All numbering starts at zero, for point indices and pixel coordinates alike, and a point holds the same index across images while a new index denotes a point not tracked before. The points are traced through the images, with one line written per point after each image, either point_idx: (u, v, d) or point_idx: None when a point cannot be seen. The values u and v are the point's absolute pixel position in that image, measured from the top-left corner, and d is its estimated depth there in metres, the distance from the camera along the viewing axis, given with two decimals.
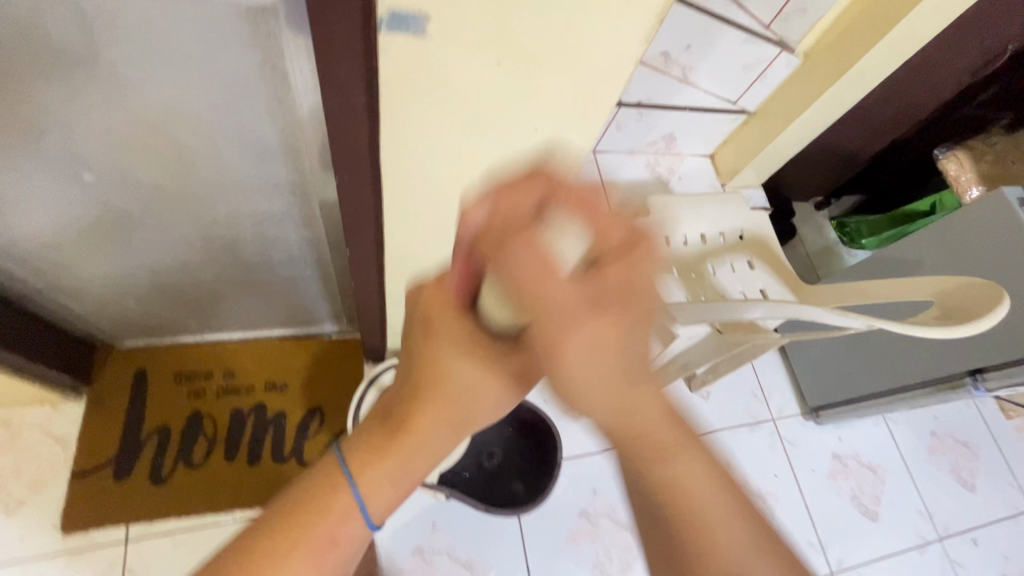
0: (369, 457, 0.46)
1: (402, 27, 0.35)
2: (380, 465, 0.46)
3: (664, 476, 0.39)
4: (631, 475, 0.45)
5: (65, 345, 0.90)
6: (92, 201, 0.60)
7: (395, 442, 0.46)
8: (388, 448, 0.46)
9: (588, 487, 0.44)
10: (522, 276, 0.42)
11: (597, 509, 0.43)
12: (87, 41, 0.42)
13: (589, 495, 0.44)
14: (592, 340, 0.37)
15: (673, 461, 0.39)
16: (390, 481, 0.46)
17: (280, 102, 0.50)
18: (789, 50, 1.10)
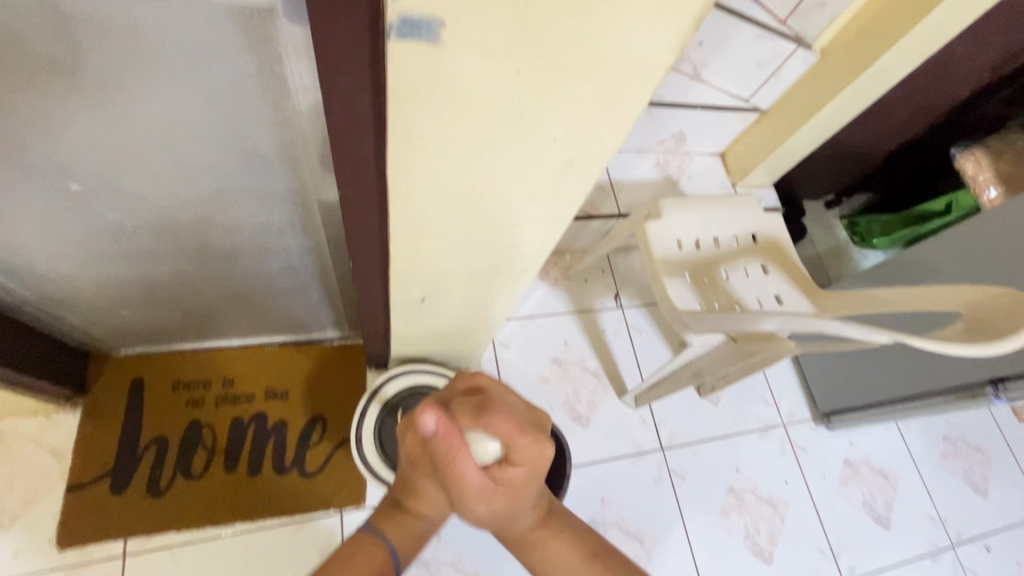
0: (387, 530, 0.55)
1: (414, 34, 0.31)
2: (400, 534, 0.55)
3: (546, 557, 0.58)
4: (574, 546, 0.59)
5: (58, 355, 0.87)
6: (80, 211, 0.57)
7: (398, 532, 0.55)
8: (395, 525, 0.56)
9: (539, 560, 0.58)
10: (504, 434, 0.50)
11: (546, 569, 0.58)
12: (67, 46, 0.39)
13: (542, 564, 0.58)
14: (491, 504, 0.52)
15: (548, 546, 0.58)
16: (407, 540, 0.55)
17: (279, 109, 0.47)
18: (806, 46, 1.06)
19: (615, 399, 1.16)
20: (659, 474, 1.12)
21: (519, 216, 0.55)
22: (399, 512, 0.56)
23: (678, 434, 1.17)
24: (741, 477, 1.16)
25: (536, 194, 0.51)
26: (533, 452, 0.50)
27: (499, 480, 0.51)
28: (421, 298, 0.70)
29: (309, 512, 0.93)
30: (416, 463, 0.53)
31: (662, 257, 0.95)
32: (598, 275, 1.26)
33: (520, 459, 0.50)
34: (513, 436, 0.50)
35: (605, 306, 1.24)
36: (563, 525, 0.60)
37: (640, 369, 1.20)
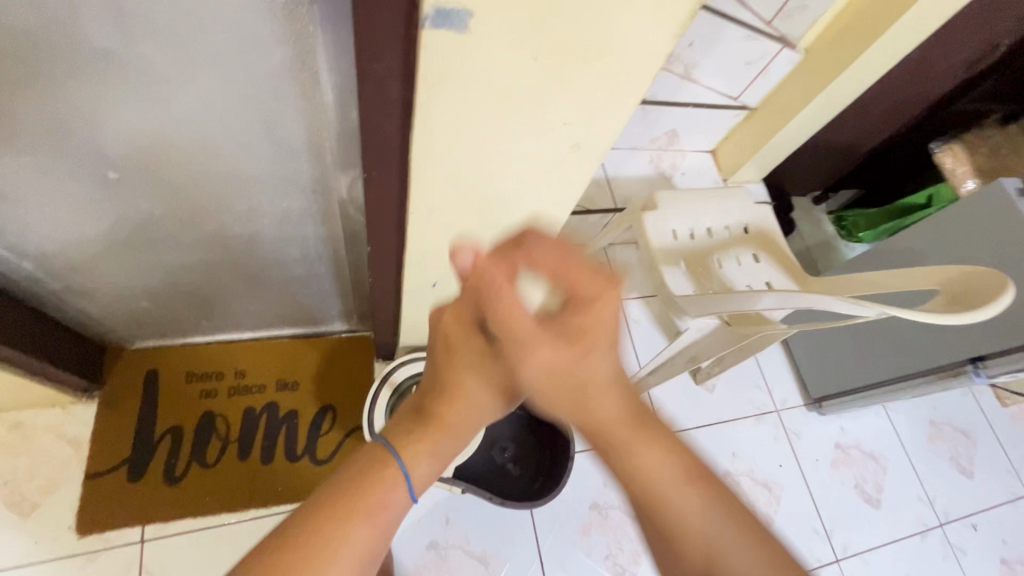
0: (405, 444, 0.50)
1: (446, 23, 0.36)
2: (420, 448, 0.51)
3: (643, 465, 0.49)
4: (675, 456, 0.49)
5: (77, 347, 0.89)
6: (114, 199, 0.60)
7: (417, 446, 0.50)
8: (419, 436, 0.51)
9: (627, 466, 0.50)
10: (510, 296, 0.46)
11: (637, 482, 0.49)
12: (121, 39, 0.42)
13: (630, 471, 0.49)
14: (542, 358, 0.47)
15: (679, 498, 0.48)
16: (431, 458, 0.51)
17: (308, 98, 0.51)
18: (790, 46, 1.12)
19: None
20: None
21: (528, 199, 0.59)
22: (427, 424, 0.52)
23: (675, 419, 1.21)
24: (737, 460, 1.20)
25: (547, 177, 0.55)
26: (600, 285, 0.47)
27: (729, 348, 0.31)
28: (432, 283, 0.74)
29: None
30: (460, 353, 0.52)
31: (659, 247, 1.00)
32: None
33: (587, 294, 0.47)
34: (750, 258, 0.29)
35: None
36: (663, 429, 0.50)
37: (638, 358, 1.24)
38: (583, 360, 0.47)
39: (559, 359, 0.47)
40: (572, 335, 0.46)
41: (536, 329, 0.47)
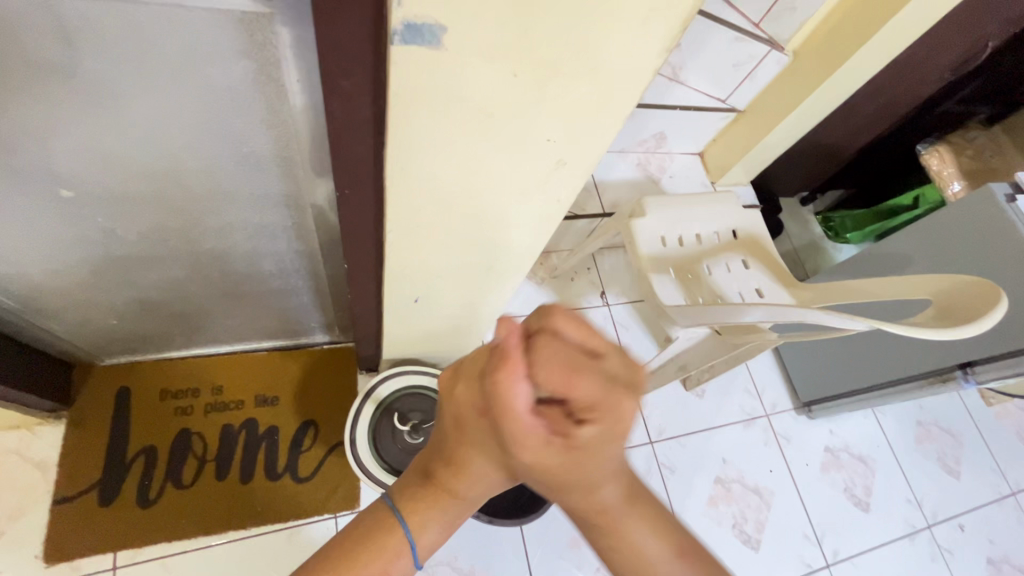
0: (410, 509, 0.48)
1: (417, 39, 0.33)
2: (428, 511, 0.48)
3: (615, 539, 0.46)
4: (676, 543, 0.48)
5: (42, 366, 0.85)
6: (70, 217, 0.57)
7: (421, 507, 0.48)
8: (422, 499, 0.48)
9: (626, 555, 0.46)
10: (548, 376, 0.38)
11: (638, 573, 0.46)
12: (65, 51, 0.39)
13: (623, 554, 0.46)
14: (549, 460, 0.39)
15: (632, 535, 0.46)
16: (438, 521, 0.48)
17: (275, 111, 0.48)
18: (778, 48, 1.10)
19: None
20: (649, 467, 1.15)
21: (511, 215, 0.56)
22: (434, 489, 0.47)
23: (666, 427, 1.20)
24: (727, 467, 1.19)
25: (533, 192, 0.53)
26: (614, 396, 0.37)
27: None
28: (415, 299, 0.71)
29: (302, 516, 0.93)
30: (466, 428, 0.43)
31: (648, 254, 0.98)
32: (584, 274, 1.28)
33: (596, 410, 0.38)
34: (568, 374, 0.36)
35: (592, 304, 1.26)
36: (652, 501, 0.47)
37: None
38: (598, 452, 0.39)
39: (552, 460, 0.39)
40: (571, 440, 0.38)
41: (538, 428, 0.38)
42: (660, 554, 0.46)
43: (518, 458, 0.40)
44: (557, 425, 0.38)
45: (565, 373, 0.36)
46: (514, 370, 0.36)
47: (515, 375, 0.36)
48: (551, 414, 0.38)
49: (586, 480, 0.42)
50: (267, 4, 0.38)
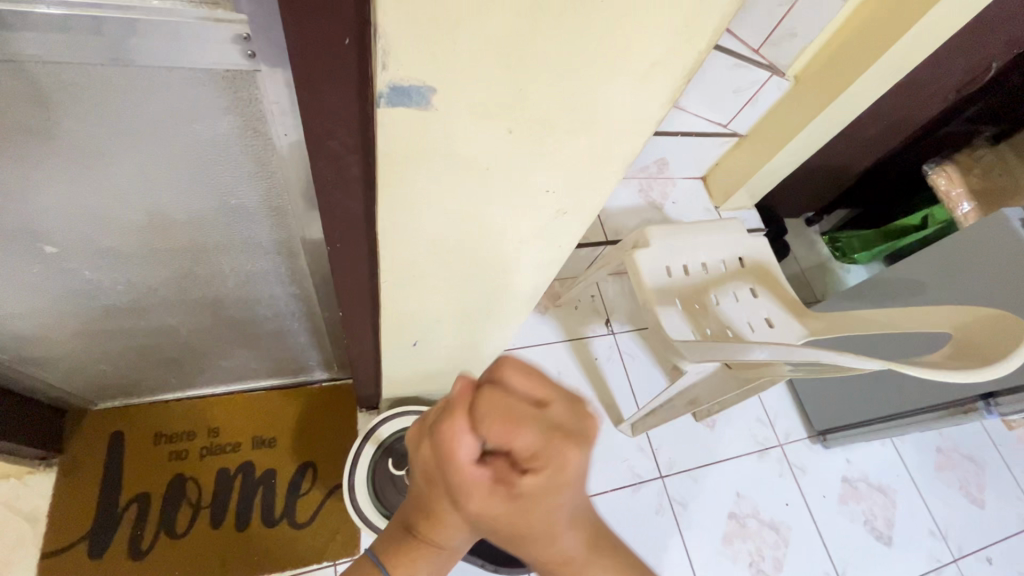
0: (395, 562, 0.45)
1: (404, 101, 0.31)
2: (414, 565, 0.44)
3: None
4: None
5: (32, 414, 0.83)
6: (56, 270, 0.55)
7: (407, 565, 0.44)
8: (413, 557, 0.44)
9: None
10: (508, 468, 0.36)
11: None
12: (43, 113, 0.37)
13: None
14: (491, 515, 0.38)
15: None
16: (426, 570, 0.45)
17: (266, 166, 0.46)
18: (779, 74, 1.08)
19: (611, 427, 1.16)
20: (660, 503, 1.11)
21: (511, 262, 0.54)
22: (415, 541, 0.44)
23: (676, 460, 1.16)
24: (742, 501, 1.15)
25: (533, 240, 0.50)
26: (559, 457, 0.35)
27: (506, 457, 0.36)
28: (413, 343, 0.69)
29: (300, 564, 0.89)
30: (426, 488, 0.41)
31: (652, 285, 0.95)
32: (587, 302, 1.28)
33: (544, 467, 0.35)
34: (506, 426, 0.34)
35: (597, 332, 1.25)
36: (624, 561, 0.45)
37: (635, 396, 1.20)
38: (543, 504, 0.37)
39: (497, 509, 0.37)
40: (515, 495, 0.36)
41: (482, 478, 0.36)
42: None
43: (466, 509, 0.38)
44: (500, 474, 0.36)
45: (507, 427, 0.34)
46: (457, 420, 0.35)
47: (458, 425, 0.35)
48: (496, 470, 0.36)
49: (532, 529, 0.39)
50: (252, 61, 0.36)
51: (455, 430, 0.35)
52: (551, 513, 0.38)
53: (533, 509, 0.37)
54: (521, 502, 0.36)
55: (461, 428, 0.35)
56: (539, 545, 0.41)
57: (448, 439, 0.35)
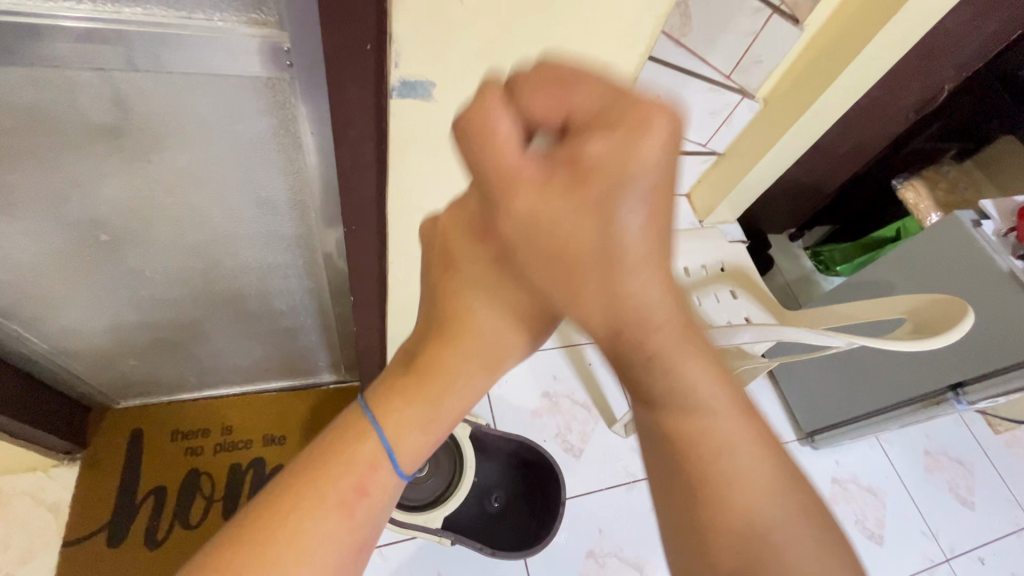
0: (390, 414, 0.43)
1: (412, 91, 0.44)
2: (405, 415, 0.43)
3: (665, 368, 0.37)
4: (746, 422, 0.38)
5: (61, 408, 0.89)
6: (104, 260, 0.63)
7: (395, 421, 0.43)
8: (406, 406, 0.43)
9: (695, 421, 0.38)
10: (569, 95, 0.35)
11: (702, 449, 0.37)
12: (118, 114, 0.46)
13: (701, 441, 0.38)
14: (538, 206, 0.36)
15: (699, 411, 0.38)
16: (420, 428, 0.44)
17: (291, 162, 0.55)
18: (749, 96, 1.19)
19: (605, 428, 1.21)
20: (654, 501, 1.14)
21: None
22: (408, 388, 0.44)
23: None
24: None
25: None
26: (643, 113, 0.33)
27: (562, 163, 0.35)
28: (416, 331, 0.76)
29: None
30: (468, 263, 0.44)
31: None
32: None
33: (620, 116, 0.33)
34: (550, 85, 0.35)
35: (590, 339, 1.32)
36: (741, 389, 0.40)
37: (627, 399, 1.25)
38: (608, 200, 0.34)
39: (555, 202, 0.35)
40: (575, 179, 0.34)
41: (532, 164, 0.36)
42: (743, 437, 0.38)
43: (512, 210, 0.37)
44: (557, 163, 0.35)
45: (546, 90, 0.35)
46: (492, 95, 0.36)
47: (494, 98, 0.36)
48: (554, 162, 0.35)
49: (611, 257, 0.35)
50: (287, 71, 0.45)
51: (483, 100, 0.36)
52: (619, 215, 0.34)
53: (586, 216, 0.35)
54: (579, 213, 0.35)
55: (493, 101, 0.36)
56: (621, 290, 0.36)
57: (481, 118, 0.36)
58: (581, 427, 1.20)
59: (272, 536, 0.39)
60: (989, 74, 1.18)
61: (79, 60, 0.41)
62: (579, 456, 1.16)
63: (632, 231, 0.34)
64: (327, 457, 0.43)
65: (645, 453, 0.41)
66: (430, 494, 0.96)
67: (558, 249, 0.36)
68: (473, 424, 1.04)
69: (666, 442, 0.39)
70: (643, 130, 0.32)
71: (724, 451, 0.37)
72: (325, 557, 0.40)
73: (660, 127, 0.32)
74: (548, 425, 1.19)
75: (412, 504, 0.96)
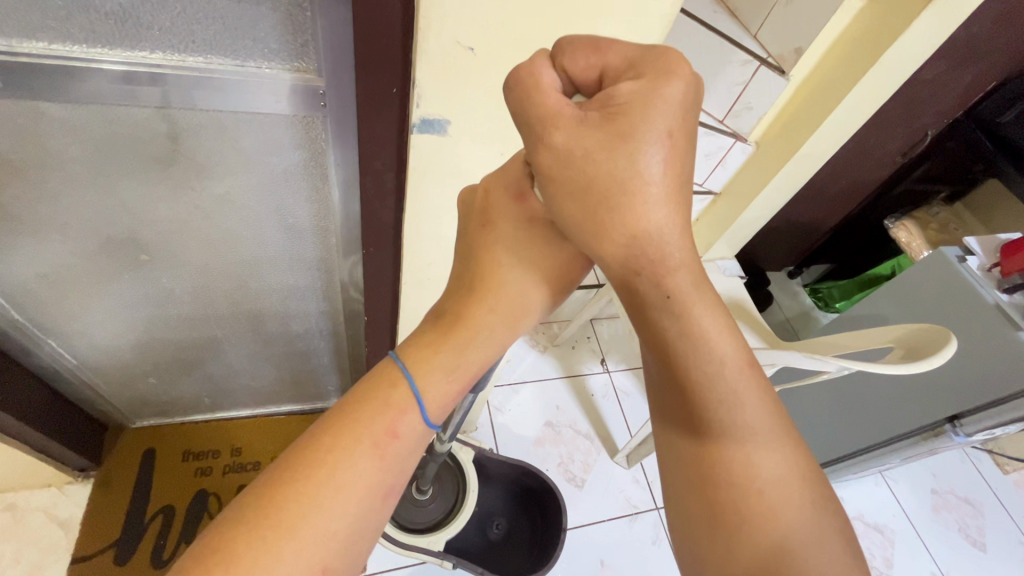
0: (417, 361, 0.40)
1: (430, 129, 0.47)
2: (435, 362, 0.40)
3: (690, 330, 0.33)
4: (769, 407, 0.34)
5: (81, 425, 0.93)
6: (140, 279, 0.68)
7: (425, 365, 0.40)
8: (433, 350, 0.40)
9: (720, 396, 0.34)
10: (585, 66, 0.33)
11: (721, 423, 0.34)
12: (170, 146, 0.52)
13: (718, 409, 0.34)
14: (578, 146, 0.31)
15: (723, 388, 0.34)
16: (449, 378, 0.40)
17: (318, 191, 0.60)
18: (742, 140, 1.25)
19: (607, 459, 1.22)
20: (657, 533, 1.14)
21: None
22: (443, 330, 0.41)
23: None
24: None
25: None
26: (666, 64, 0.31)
27: (596, 102, 0.32)
28: None
29: None
30: (487, 230, 0.43)
31: None
32: (583, 343, 1.39)
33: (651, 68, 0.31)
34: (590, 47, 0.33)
35: (592, 370, 1.34)
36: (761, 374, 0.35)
37: (629, 428, 1.27)
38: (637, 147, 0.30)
39: (588, 141, 0.31)
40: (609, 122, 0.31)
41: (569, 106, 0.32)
42: (759, 415, 0.34)
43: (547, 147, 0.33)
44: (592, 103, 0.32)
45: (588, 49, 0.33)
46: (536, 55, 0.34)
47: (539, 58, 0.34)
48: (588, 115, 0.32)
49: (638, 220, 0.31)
50: (320, 110, 0.50)
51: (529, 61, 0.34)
52: (640, 161, 0.30)
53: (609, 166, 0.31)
54: (610, 151, 0.31)
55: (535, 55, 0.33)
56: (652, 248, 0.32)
57: (527, 66, 0.34)
58: (583, 457, 1.21)
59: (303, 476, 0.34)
60: (969, 122, 1.23)
61: (140, 100, 0.47)
62: (581, 487, 1.17)
63: (655, 182, 0.31)
64: (364, 396, 0.39)
65: (662, 446, 0.37)
66: (436, 517, 0.97)
67: (593, 193, 0.32)
68: (477, 449, 1.05)
69: (689, 435, 0.35)
70: (665, 78, 0.30)
71: (743, 448, 0.34)
72: (355, 506, 0.35)
73: (687, 78, 0.31)
74: (551, 454, 1.20)
75: (414, 529, 0.95)
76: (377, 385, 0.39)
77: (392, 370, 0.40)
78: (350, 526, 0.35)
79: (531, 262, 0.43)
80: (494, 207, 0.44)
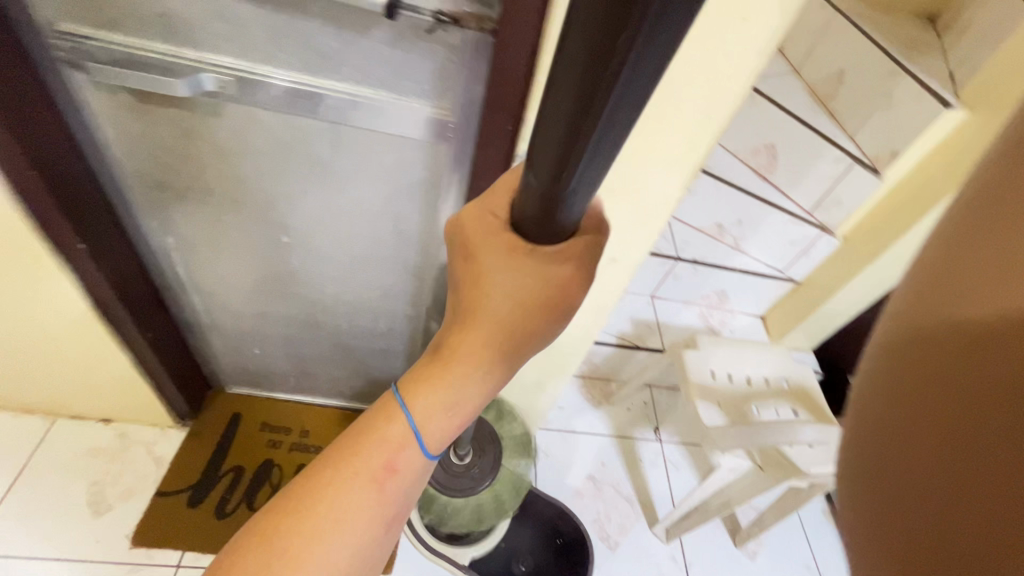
0: (413, 387, 0.41)
1: None
2: (431, 393, 0.40)
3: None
4: None
5: (194, 378, 1.09)
6: (275, 257, 0.84)
7: (420, 391, 0.41)
8: (425, 377, 0.41)
9: None
10: None
11: None
12: (330, 151, 0.67)
13: None
14: None
15: None
16: (444, 413, 0.41)
17: (429, 206, 0.73)
18: (829, 232, 1.23)
19: (645, 527, 1.18)
20: None
21: None
22: (432, 362, 0.42)
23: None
24: None
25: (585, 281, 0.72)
26: None
27: None
28: None
29: None
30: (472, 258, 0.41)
31: (696, 382, 1.07)
32: (639, 406, 1.38)
33: None
34: None
35: (644, 436, 1.33)
36: None
37: (673, 501, 1.24)
38: None
39: None
40: None
41: None
42: None
43: None
44: None
45: None
46: None
47: None
48: None
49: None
50: (447, 139, 0.63)
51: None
52: None
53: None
54: None
55: None
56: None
57: None
58: (620, 519, 1.19)
59: (319, 518, 0.38)
60: None
61: (320, 115, 0.62)
62: (613, 548, 1.14)
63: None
64: (364, 428, 0.42)
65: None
66: (466, 484, 0.93)
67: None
68: None
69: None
70: None
71: None
72: (356, 532, 0.40)
73: None
74: (589, 508, 1.18)
75: (443, 475, 0.93)
76: (380, 415, 0.42)
77: (391, 401, 0.42)
78: (357, 554, 0.40)
79: (516, 282, 0.39)
80: (481, 240, 0.41)
